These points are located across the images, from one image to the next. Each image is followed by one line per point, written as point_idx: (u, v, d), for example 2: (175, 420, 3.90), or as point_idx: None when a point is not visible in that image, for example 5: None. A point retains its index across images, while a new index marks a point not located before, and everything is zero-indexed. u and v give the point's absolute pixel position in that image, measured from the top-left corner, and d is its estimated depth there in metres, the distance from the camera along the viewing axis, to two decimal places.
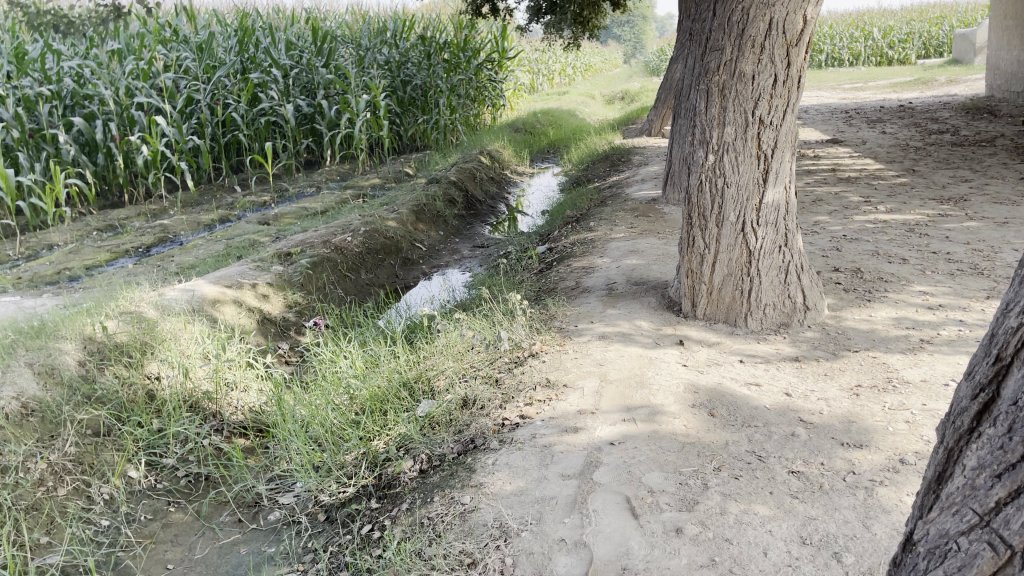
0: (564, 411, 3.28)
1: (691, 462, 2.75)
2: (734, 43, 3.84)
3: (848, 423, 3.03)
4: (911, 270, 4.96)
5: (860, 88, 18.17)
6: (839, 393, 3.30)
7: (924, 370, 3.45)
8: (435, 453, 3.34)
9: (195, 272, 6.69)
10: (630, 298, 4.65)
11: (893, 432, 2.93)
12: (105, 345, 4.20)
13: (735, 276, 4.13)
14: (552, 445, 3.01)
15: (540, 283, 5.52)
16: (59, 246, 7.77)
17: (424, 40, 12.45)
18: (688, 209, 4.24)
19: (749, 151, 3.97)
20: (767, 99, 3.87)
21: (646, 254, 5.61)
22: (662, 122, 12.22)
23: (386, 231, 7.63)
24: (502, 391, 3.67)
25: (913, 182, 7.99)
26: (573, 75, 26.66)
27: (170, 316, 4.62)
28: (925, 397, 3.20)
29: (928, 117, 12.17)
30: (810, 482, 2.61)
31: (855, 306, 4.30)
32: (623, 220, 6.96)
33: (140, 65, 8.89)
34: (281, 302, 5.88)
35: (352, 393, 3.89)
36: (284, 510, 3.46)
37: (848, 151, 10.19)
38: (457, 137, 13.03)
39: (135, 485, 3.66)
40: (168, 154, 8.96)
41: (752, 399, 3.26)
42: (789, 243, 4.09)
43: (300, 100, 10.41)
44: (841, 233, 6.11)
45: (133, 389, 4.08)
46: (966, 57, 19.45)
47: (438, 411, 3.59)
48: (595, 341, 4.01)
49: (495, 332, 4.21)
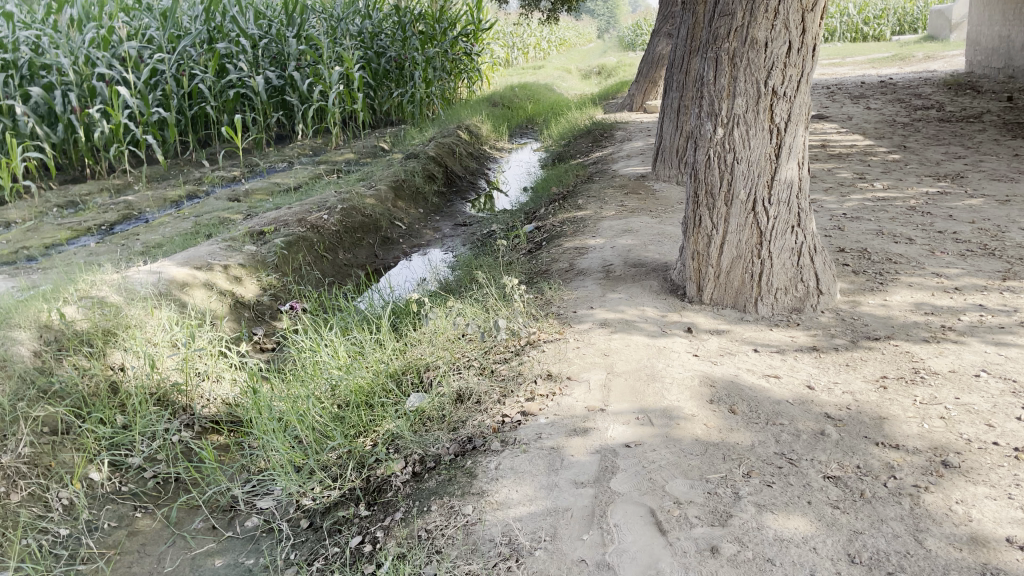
0: (570, 409, 3.01)
1: (717, 467, 2.51)
2: (745, 7, 3.57)
3: (880, 418, 2.78)
4: (919, 250, 4.74)
5: (838, 64, 18.00)
6: (865, 385, 3.06)
7: (952, 360, 3.22)
8: (430, 453, 3.06)
9: (163, 251, 6.33)
10: (630, 282, 4.39)
11: (930, 430, 2.68)
12: (62, 333, 3.90)
13: (745, 258, 3.88)
14: (560, 448, 2.75)
15: (530, 265, 5.24)
16: (16, 224, 7.33)
17: (398, 11, 12.03)
18: (694, 186, 3.97)
19: (761, 124, 3.70)
20: (781, 67, 3.59)
21: (641, 233, 5.35)
22: (644, 96, 11.89)
23: (363, 209, 7.29)
24: (499, 383, 3.40)
25: (907, 159, 7.79)
26: (548, 49, 26.41)
27: (135, 302, 4.32)
28: (957, 390, 2.95)
29: (911, 93, 12.00)
30: (850, 490, 2.36)
31: (868, 290, 4.08)
32: (613, 197, 6.68)
33: (99, 33, 8.43)
34: (255, 285, 5.54)
35: (334, 385, 3.61)
36: (263, 516, 3.18)
37: (835, 127, 9.97)
38: (434, 112, 12.66)
39: (98, 489, 3.33)
40: (131, 126, 8.54)
41: (772, 393, 3.01)
42: (802, 224, 3.83)
43: (269, 71, 9.99)
44: (840, 211, 5.89)
45: (95, 381, 3.75)
46: (942, 33, 19.26)
47: (430, 405, 3.31)
48: (596, 329, 3.74)
49: (487, 319, 3.93)
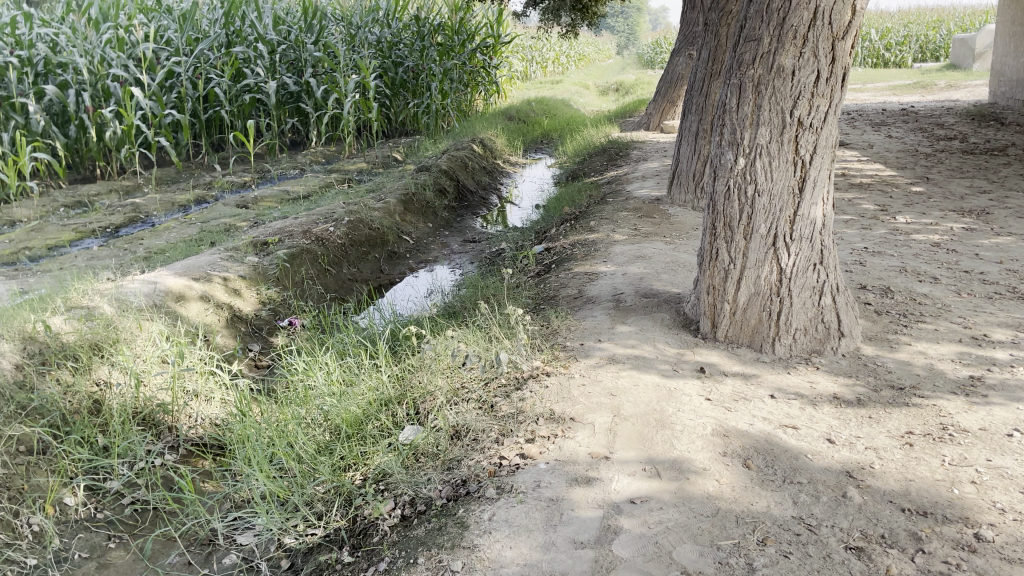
0: (572, 454, 2.82)
1: (730, 532, 2.32)
2: (773, 33, 3.40)
3: (907, 481, 2.57)
4: (945, 291, 4.53)
5: (858, 89, 17.78)
6: (889, 441, 2.85)
7: (982, 416, 3.00)
8: (421, 495, 2.86)
9: (164, 257, 6.21)
10: (642, 313, 4.20)
11: (961, 496, 2.47)
12: (48, 347, 3.77)
13: (763, 296, 3.67)
14: (560, 500, 2.56)
15: (538, 290, 5.06)
16: (21, 223, 7.25)
17: (418, 21, 11.99)
18: (712, 218, 3.79)
19: (785, 156, 3.51)
20: (808, 98, 3.40)
21: (654, 261, 5.17)
22: (661, 116, 11.72)
23: (371, 222, 7.13)
24: (499, 420, 3.21)
25: (930, 192, 7.58)
26: (566, 63, 26.38)
27: (126, 315, 4.22)
28: (989, 450, 2.74)
29: (933, 121, 11.79)
30: (873, 565, 2.17)
31: (891, 334, 3.86)
32: (626, 220, 6.50)
33: (117, 34, 8.42)
34: (255, 298, 5.39)
35: (324, 413, 3.45)
36: (242, 553, 2.97)
37: (856, 154, 9.77)
38: (449, 123, 12.50)
39: (71, 515, 3.16)
40: (143, 128, 8.47)
41: (791, 447, 2.80)
42: (825, 262, 3.62)
43: (286, 77, 9.96)
44: (862, 245, 5.70)
45: (78, 399, 3.61)
46: (965, 63, 19.00)
47: (424, 441, 3.13)
48: (603, 365, 3.55)
49: (488, 348, 3.74)
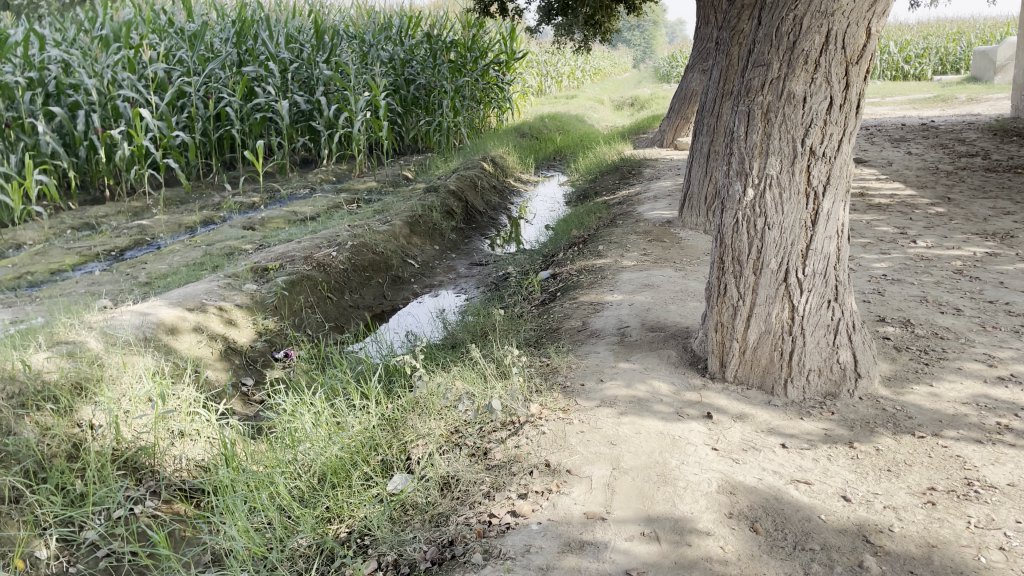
0: (566, 514, 2.63)
1: None
2: (782, 58, 3.21)
3: (928, 547, 2.36)
4: (969, 324, 4.30)
5: (878, 103, 17.51)
6: (909, 499, 2.64)
7: (1010, 470, 2.78)
8: (404, 556, 2.68)
9: (164, 283, 6.09)
10: (647, 350, 4.01)
11: (988, 566, 2.25)
12: (27, 387, 3.63)
13: (774, 335, 3.47)
14: (550, 569, 2.37)
15: (542, 321, 4.88)
16: (26, 246, 7.16)
17: (431, 38, 11.88)
18: (720, 252, 3.60)
19: (797, 187, 3.30)
20: (820, 126, 3.21)
21: (662, 290, 4.98)
22: (675, 132, 11.53)
23: (375, 246, 6.98)
24: (491, 472, 3.03)
25: (951, 212, 7.34)
26: (581, 78, 26.24)
27: (113, 351, 4.08)
28: (1018, 511, 2.52)
29: (954, 137, 11.52)
30: None
31: (912, 374, 3.64)
32: (636, 244, 6.31)
33: (126, 54, 8.35)
34: (251, 329, 5.25)
35: (306, 460, 3.27)
36: None
37: (874, 172, 9.52)
38: (461, 141, 12.38)
39: (41, 570, 3.01)
40: (151, 149, 8.40)
41: (802, 507, 2.60)
42: (840, 298, 3.41)
43: (297, 96, 9.87)
44: (880, 272, 5.47)
45: (55, 442, 3.47)
46: (986, 75, 18.69)
47: (412, 493, 2.96)
48: (604, 409, 3.36)
49: (484, 390, 3.56)
